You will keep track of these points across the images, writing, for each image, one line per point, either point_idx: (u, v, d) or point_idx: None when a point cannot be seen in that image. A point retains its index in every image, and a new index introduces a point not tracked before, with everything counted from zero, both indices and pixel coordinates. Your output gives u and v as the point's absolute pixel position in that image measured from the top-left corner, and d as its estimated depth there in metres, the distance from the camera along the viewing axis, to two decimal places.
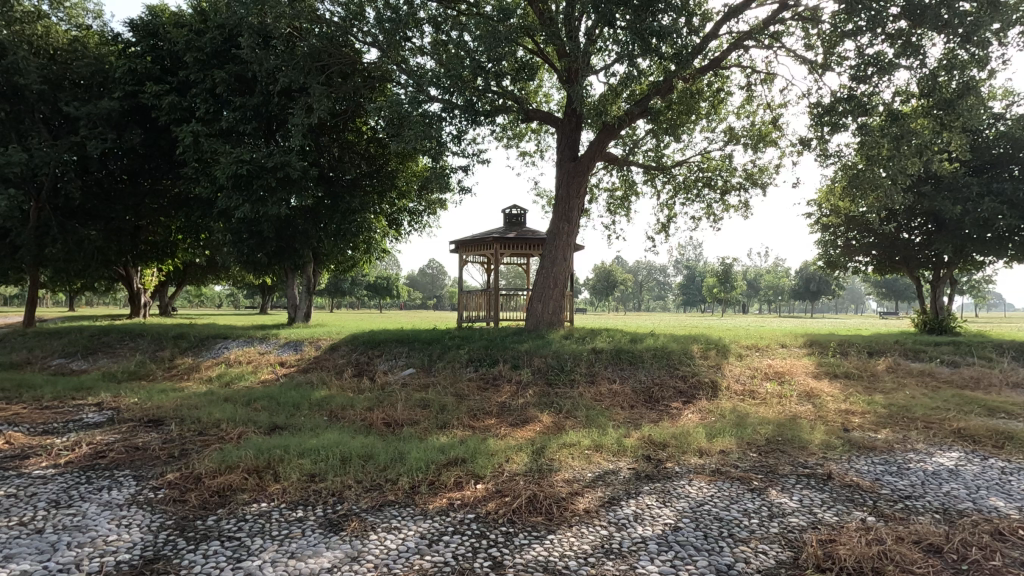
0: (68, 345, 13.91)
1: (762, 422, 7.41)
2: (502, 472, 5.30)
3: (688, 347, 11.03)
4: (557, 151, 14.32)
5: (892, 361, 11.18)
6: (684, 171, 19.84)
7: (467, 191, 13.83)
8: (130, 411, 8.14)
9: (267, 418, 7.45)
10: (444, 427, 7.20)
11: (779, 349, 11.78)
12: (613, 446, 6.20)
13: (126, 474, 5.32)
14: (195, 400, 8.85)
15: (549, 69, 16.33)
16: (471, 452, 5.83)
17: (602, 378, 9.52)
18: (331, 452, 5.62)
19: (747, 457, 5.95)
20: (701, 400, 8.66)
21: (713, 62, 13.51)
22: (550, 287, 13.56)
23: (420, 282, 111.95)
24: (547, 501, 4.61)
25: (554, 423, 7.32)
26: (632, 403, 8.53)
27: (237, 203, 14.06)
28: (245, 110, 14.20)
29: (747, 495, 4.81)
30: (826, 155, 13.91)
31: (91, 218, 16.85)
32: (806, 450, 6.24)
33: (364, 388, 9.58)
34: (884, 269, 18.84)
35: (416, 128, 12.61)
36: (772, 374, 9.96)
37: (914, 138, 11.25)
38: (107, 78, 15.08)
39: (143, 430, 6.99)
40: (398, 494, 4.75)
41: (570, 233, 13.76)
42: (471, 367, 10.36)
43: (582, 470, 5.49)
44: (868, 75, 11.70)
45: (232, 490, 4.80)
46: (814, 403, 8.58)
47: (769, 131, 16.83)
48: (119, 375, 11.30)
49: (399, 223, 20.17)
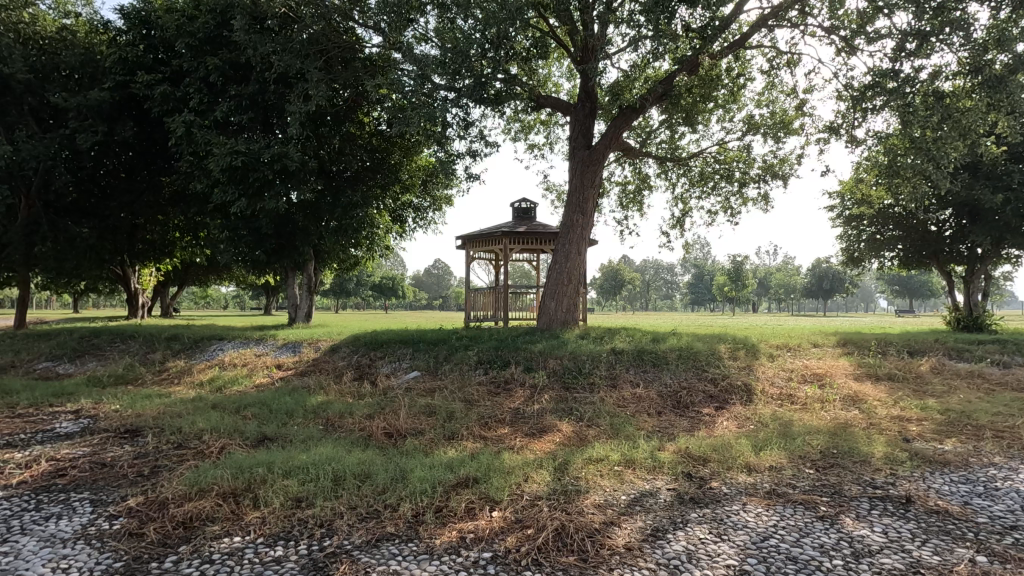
0: (56, 347, 13.20)
1: (811, 431, 6.56)
2: (521, 497, 4.49)
3: (715, 347, 10.19)
4: (569, 138, 13.46)
5: (937, 362, 10.29)
6: (699, 164, 19.02)
7: (475, 180, 13.01)
8: (108, 420, 7.39)
9: (256, 428, 6.70)
10: (453, 438, 6.44)
11: (811, 348, 10.91)
12: (647, 463, 5.38)
13: (82, 499, 4.55)
14: (180, 406, 8.11)
15: (562, 53, 15.48)
16: (485, 470, 5.05)
17: (624, 381, 8.70)
18: (323, 471, 4.84)
19: (803, 475, 5.13)
20: (736, 406, 7.84)
21: (736, 43, 12.65)
22: (563, 284, 12.71)
23: (426, 283, 111.46)
24: (579, 534, 3.82)
25: (576, 434, 6.51)
26: (659, 409, 7.70)
27: (232, 197, 13.33)
28: (240, 99, 13.49)
29: (819, 526, 3.99)
30: (857, 140, 13.17)
31: (84, 215, 16.19)
32: (868, 464, 5.42)
33: (364, 393, 8.80)
34: (911, 265, 17.96)
35: (420, 111, 11.73)
36: (811, 376, 9.12)
37: (959, 119, 10.36)
38: (97, 68, 14.40)
39: (117, 444, 6.24)
40: (398, 526, 3.96)
41: (585, 226, 12.89)
42: (480, 370, 9.57)
43: (615, 493, 4.68)
44: (907, 53, 10.86)
45: (202, 519, 4.02)
46: (862, 408, 7.74)
47: (791, 119, 16.01)
48: (104, 380, 10.57)
49: (403, 219, 19.45)
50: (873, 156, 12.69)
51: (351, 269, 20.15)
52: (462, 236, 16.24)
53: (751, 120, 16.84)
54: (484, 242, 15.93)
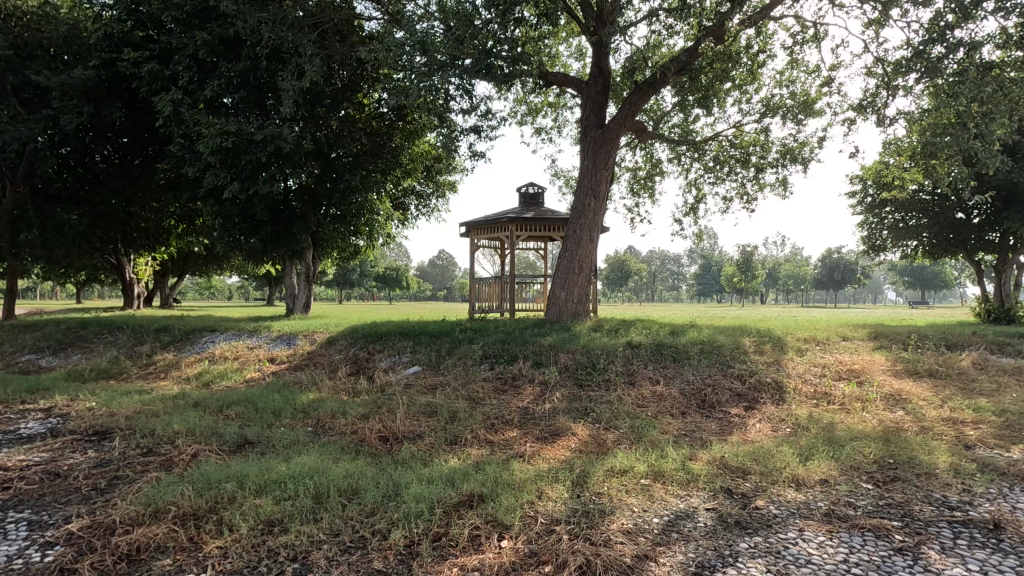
0: (40, 339, 12.50)
1: (859, 437, 5.82)
2: (534, 520, 3.79)
3: (739, 341, 9.43)
4: (580, 118, 12.66)
5: (979, 357, 9.51)
6: (714, 148, 18.15)
7: (480, 159, 12.22)
8: (78, 420, 6.74)
9: (237, 430, 6.04)
10: (457, 442, 5.76)
11: (841, 342, 10.16)
12: (680, 476, 4.65)
13: (20, 520, 3.87)
14: (159, 404, 7.44)
15: (571, 30, 14.78)
16: (491, 485, 4.35)
17: (643, 378, 7.97)
18: (304, 487, 4.16)
19: (862, 491, 4.40)
20: (766, 406, 7.11)
21: (761, 13, 11.77)
22: (574, 272, 11.96)
23: (430, 273, 110.56)
24: (609, 574, 3.11)
25: (593, 438, 5.81)
26: (682, 410, 6.99)
27: (225, 181, 12.59)
28: (230, 77, 12.73)
29: (901, 562, 3.27)
30: (889, 120, 12.33)
31: (73, 201, 15.52)
32: (935, 478, 4.68)
33: (360, 390, 8.13)
34: (937, 254, 17.08)
35: (421, 85, 10.91)
36: (846, 373, 8.34)
37: (1010, 92, 9.47)
38: (83, 46, 13.66)
39: (78, 450, 5.57)
40: (387, 560, 3.26)
41: (597, 210, 12.11)
42: (486, 365, 8.84)
43: (645, 515, 3.97)
44: (948, 24, 9.97)
45: (152, 551, 3.34)
46: (908, 409, 7.00)
47: (813, 99, 15.15)
48: (86, 374, 9.91)
49: (405, 207, 18.72)
50: (907, 137, 11.85)
51: (351, 258, 19.46)
52: (466, 222, 15.47)
53: (770, 101, 16.01)
54: (490, 229, 15.16)
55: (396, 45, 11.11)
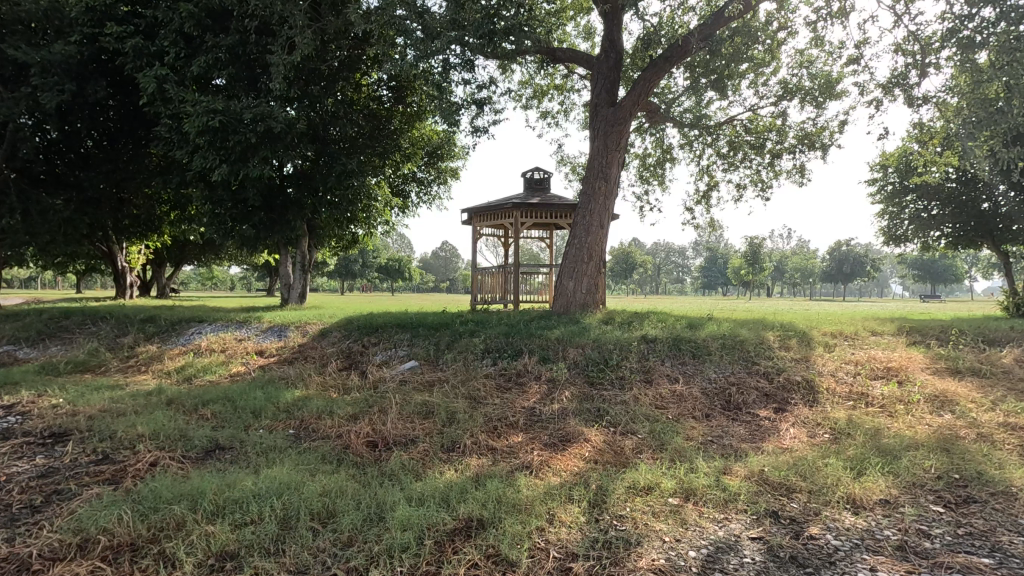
0: (19, 329, 11.85)
1: (912, 446, 5.09)
2: (545, 556, 3.09)
3: (762, 335, 8.70)
4: (590, 96, 11.88)
5: (1021, 353, 8.77)
6: (728, 132, 17.32)
7: (481, 135, 11.49)
8: (37, 420, 6.07)
9: (210, 433, 5.36)
10: (455, 449, 5.09)
11: (871, 337, 9.41)
12: (715, 496, 3.94)
13: None
14: (129, 402, 6.77)
15: (580, 6, 13.99)
16: (492, 506, 3.66)
17: (661, 376, 7.28)
18: (268, 508, 3.48)
19: (933, 516, 3.71)
20: (798, 408, 6.41)
21: None
22: (582, 260, 11.24)
23: (433, 265, 109.65)
24: None
25: (609, 446, 5.12)
26: (706, 412, 6.29)
27: (213, 163, 11.87)
28: (218, 52, 11.97)
29: None
30: (921, 100, 11.51)
31: (59, 186, 14.80)
32: (1016, 500, 3.97)
33: (351, 387, 7.46)
34: (961, 244, 16.23)
35: (420, 58, 10.13)
36: (883, 371, 7.61)
37: None
38: (65, 20, 12.72)
39: (25, 456, 4.89)
40: None
41: (607, 194, 11.37)
42: (489, 360, 8.15)
43: (677, 545, 3.29)
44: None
45: None
46: (958, 413, 6.29)
47: (835, 80, 14.32)
48: (60, 367, 9.25)
49: (405, 193, 18.00)
50: (941, 118, 11.05)
51: (349, 247, 18.75)
52: (469, 209, 14.73)
53: (789, 84, 15.20)
54: (493, 216, 14.42)
55: (392, 14, 10.29)
